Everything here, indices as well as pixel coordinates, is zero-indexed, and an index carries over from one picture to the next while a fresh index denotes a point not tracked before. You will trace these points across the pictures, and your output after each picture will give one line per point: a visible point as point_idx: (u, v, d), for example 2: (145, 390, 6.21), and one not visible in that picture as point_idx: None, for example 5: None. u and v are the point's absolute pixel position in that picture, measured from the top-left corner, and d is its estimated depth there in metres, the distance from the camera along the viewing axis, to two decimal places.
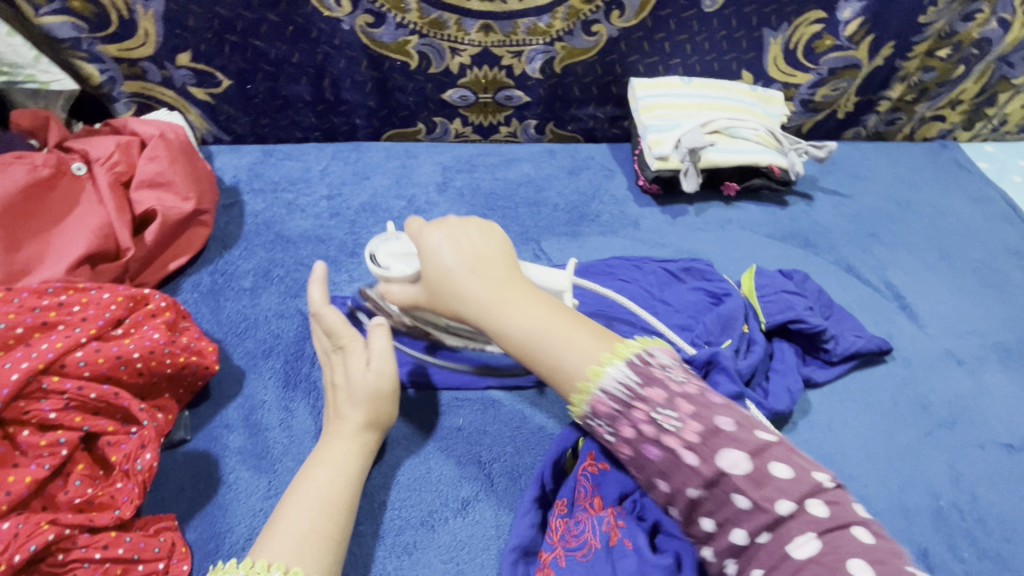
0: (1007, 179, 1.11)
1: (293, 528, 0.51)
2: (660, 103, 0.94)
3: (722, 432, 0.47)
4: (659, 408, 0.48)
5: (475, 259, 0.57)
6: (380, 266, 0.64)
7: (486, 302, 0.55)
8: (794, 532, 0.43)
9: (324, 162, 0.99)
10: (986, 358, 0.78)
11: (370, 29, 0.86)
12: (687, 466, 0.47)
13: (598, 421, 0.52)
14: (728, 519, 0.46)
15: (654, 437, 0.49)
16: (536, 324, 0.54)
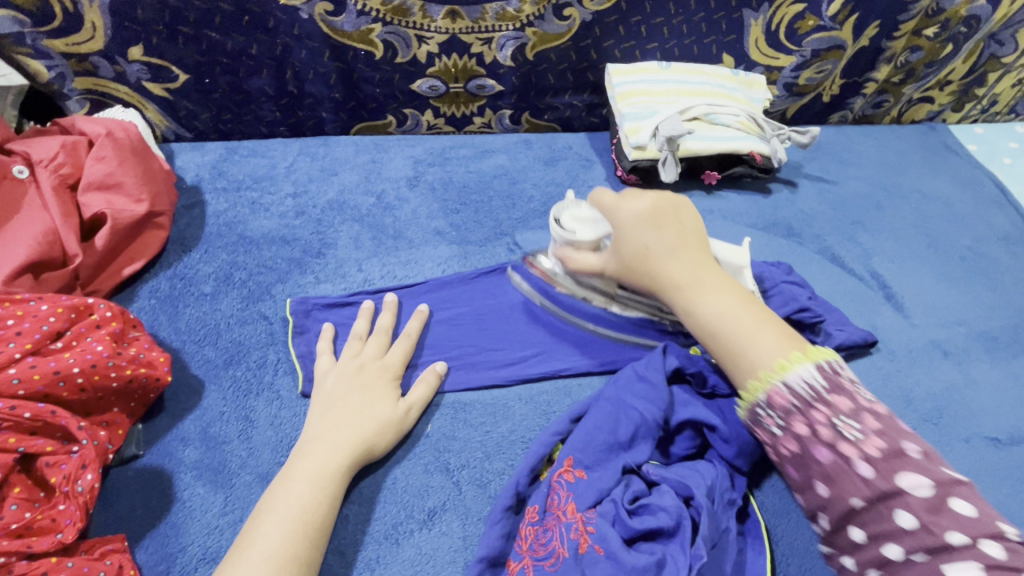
0: (996, 162, 1.08)
1: (272, 550, 0.51)
2: (638, 90, 0.90)
3: (909, 454, 0.46)
4: (845, 416, 0.48)
5: (667, 245, 0.62)
6: (565, 230, 0.68)
7: (693, 294, 0.59)
8: (958, 564, 0.41)
9: (290, 158, 0.95)
10: (973, 348, 0.76)
11: (330, 17, 0.82)
12: (859, 476, 0.46)
13: (764, 412, 0.51)
14: (883, 535, 0.44)
15: (829, 441, 0.48)
16: (758, 314, 0.56)
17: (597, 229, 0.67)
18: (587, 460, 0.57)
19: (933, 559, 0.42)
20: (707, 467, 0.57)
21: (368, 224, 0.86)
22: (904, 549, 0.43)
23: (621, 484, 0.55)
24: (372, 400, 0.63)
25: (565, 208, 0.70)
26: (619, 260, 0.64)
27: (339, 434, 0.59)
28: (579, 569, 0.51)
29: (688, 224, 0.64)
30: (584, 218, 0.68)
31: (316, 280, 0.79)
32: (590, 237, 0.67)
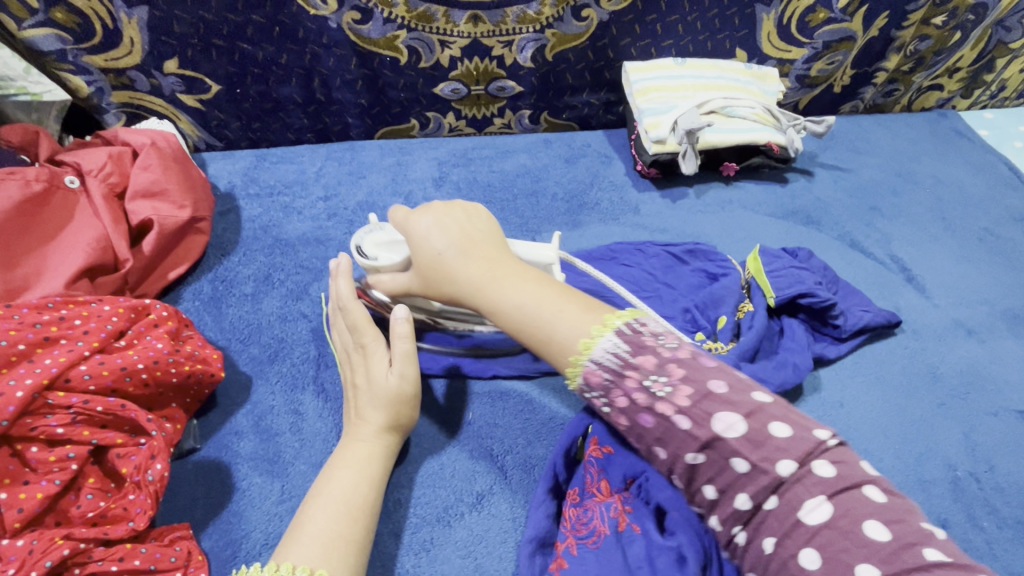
0: (1007, 145, 1.09)
1: (322, 531, 0.51)
2: (655, 85, 0.93)
3: (717, 395, 0.46)
4: (654, 374, 0.48)
5: (457, 245, 0.57)
6: (369, 258, 0.65)
7: (491, 289, 0.55)
8: (846, 494, 0.41)
9: (318, 164, 0.98)
10: (996, 325, 0.77)
11: (357, 25, 0.85)
12: (682, 431, 0.46)
13: (593, 393, 0.51)
14: (728, 485, 0.45)
15: (648, 405, 0.48)
16: (541, 305, 0.53)
17: (394, 253, 0.64)
18: (616, 438, 0.60)
19: (781, 499, 0.42)
20: None
21: None
22: (750, 495, 0.43)
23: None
24: (374, 376, 0.62)
25: (365, 237, 0.67)
26: (419, 277, 0.59)
27: (365, 420, 0.61)
28: (620, 544, 0.52)
29: (479, 223, 0.60)
30: (386, 243, 0.65)
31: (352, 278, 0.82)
32: (389, 262, 0.64)
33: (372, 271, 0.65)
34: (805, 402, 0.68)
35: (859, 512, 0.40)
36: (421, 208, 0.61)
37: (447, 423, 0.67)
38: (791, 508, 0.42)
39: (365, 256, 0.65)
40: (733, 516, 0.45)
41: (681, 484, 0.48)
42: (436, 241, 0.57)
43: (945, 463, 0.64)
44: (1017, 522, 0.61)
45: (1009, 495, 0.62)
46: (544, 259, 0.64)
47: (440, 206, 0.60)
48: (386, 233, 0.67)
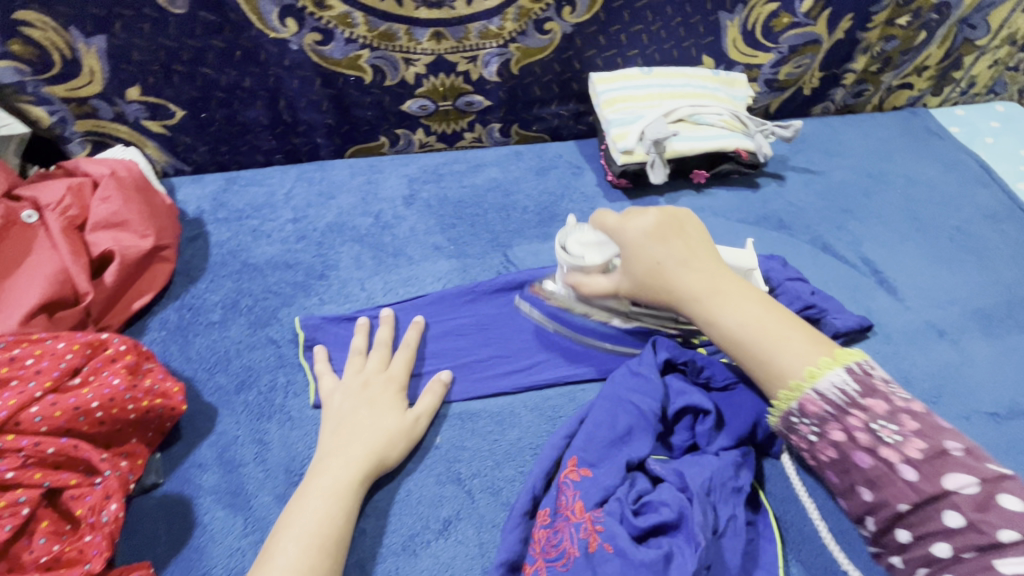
0: (979, 142, 1.10)
1: (287, 566, 0.51)
2: (622, 96, 0.93)
3: (953, 453, 0.45)
4: (881, 421, 0.48)
5: (678, 257, 0.60)
6: (573, 254, 0.69)
7: (711, 306, 0.58)
8: (1011, 562, 0.40)
9: (288, 185, 0.97)
10: (967, 326, 0.77)
11: (318, 46, 0.85)
12: (903, 480, 0.46)
13: (799, 420, 0.52)
14: (929, 535, 0.45)
15: (869, 446, 0.48)
16: (768, 327, 0.55)
17: (604, 252, 0.68)
18: (591, 457, 0.60)
19: (981, 560, 0.42)
20: (708, 460, 0.59)
21: (368, 243, 0.89)
22: (951, 546, 0.43)
23: (626, 479, 0.58)
24: (383, 409, 0.65)
25: (569, 235, 0.71)
26: (631, 279, 0.63)
27: (347, 448, 0.61)
28: (591, 567, 0.52)
29: (699, 233, 0.63)
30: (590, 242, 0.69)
31: (320, 301, 0.81)
32: (598, 261, 0.68)
33: (573, 269, 0.69)
34: None
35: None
36: (626, 215, 0.66)
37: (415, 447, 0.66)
38: (991, 562, 0.41)
39: (569, 254, 0.69)
40: (921, 561, 0.45)
41: (874, 526, 0.48)
42: (653, 247, 0.61)
43: None
44: None
45: None
46: (746, 263, 0.70)
47: (654, 216, 0.63)
48: (590, 232, 0.70)
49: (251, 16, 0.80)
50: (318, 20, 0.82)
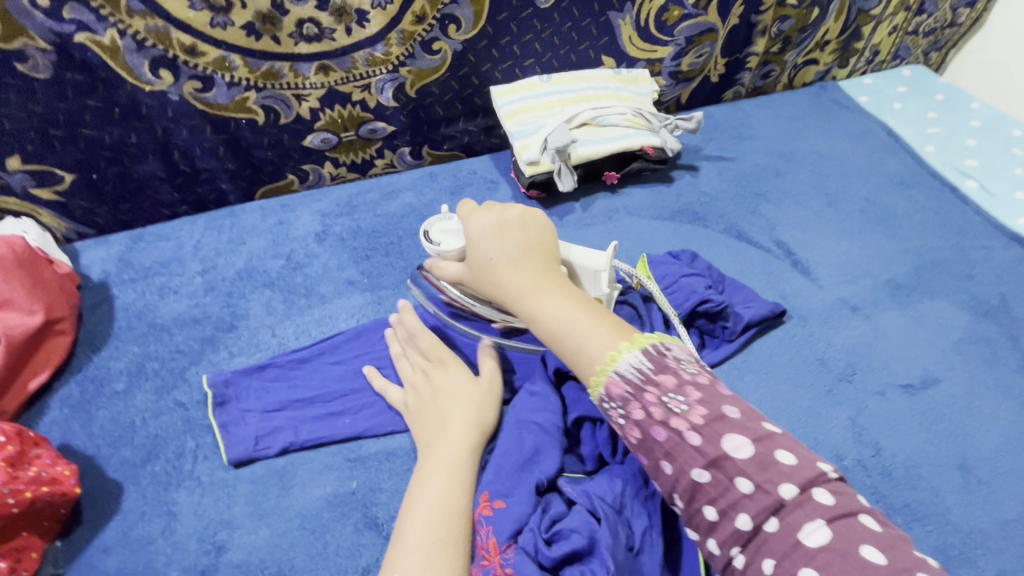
0: (887, 109, 1.11)
1: (421, 537, 0.52)
2: (522, 107, 0.92)
3: (730, 416, 0.47)
4: (672, 392, 0.49)
5: (503, 253, 0.59)
6: (432, 242, 0.67)
7: (530, 301, 0.56)
8: (801, 519, 0.43)
9: (196, 236, 0.94)
10: (879, 298, 0.77)
11: (200, 94, 0.83)
12: (692, 447, 0.47)
13: (608, 404, 0.51)
14: (730, 506, 0.45)
15: (664, 419, 0.48)
16: (571, 318, 0.54)
17: (461, 241, 0.66)
18: (502, 488, 0.58)
19: (780, 522, 0.43)
20: (617, 470, 0.60)
21: (279, 287, 0.87)
22: (750, 516, 0.44)
23: (536, 507, 0.56)
24: (453, 384, 0.66)
25: (435, 224, 0.69)
26: (473, 274, 0.61)
27: (445, 427, 0.62)
28: None
29: (528, 231, 0.61)
30: (451, 230, 0.67)
31: (230, 354, 0.78)
32: (454, 247, 0.66)
33: (436, 255, 0.68)
34: None
35: (858, 536, 0.41)
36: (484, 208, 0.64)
37: (330, 496, 0.65)
38: (789, 529, 0.43)
39: (430, 241, 0.68)
40: (729, 536, 0.45)
41: (682, 503, 0.48)
42: (482, 245, 0.60)
43: (832, 453, 0.62)
44: (907, 506, 0.58)
45: (896, 478, 0.60)
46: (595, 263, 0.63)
47: (484, 218, 0.62)
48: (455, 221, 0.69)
49: (121, 72, 0.78)
50: (194, 68, 0.80)
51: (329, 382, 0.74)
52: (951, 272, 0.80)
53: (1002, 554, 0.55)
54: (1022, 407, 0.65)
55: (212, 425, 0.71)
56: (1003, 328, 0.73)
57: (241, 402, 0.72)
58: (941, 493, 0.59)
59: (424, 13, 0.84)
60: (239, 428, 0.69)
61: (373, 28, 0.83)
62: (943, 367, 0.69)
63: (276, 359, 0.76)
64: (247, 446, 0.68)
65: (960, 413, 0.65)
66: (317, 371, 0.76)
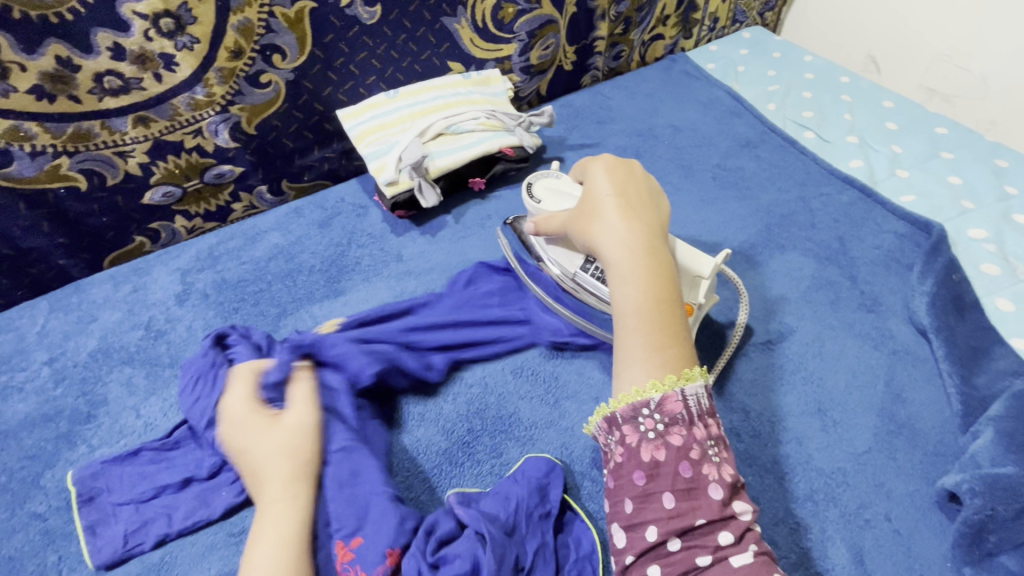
0: (733, 73, 1.16)
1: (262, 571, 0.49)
2: (372, 127, 0.90)
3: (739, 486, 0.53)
4: (710, 441, 0.53)
5: (626, 212, 0.62)
6: (535, 199, 0.74)
7: (619, 276, 0.59)
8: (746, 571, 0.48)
9: (39, 321, 0.85)
10: (737, 261, 0.81)
11: (0, 169, 0.74)
12: (708, 495, 0.50)
13: (649, 415, 0.53)
14: (700, 546, 0.49)
15: (697, 458, 0.51)
16: (666, 313, 0.57)
17: (563, 200, 0.71)
18: (352, 525, 0.55)
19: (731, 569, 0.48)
20: (514, 492, 0.58)
21: (140, 361, 0.80)
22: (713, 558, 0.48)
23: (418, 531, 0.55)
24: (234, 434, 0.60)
25: (545, 180, 0.75)
26: (578, 214, 0.66)
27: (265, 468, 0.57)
28: None
29: (649, 195, 0.64)
30: (556, 189, 0.72)
31: (90, 448, 0.72)
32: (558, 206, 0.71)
33: (535, 211, 0.74)
34: (565, 410, 0.70)
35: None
36: (604, 160, 0.68)
37: None
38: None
39: (532, 198, 0.74)
40: (679, 566, 0.48)
41: (654, 535, 0.49)
42: (605, 184, 0.64)
43: None
44: (776, 461, 0.61)
45: (765, 436, 0.63)
46: (699, 265, 0.65)
47: (608, 158, 0.68)
48: (556, 178, 0.74)
49: None
50: None
51: (208, 456, 0.68)
52: (798, 224, 0.85)
53: (859, 487, 0.59)
54: (865, 341, 0.70)
55: (78, 526, 0.64)
56: (845, 270, 0.78)
57: (110, 495, 0.65)
58: (804, 440, 0.62)
59: (241, 47, 0.79)
60: (108, 527, 0.63)
61: (184, 71, 0.77)
62: (797, 317, 0.73)
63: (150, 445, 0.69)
64: (113, 545, 0.62)
65: (813, 358, 0.69)
66: (194, 447, 0.69)
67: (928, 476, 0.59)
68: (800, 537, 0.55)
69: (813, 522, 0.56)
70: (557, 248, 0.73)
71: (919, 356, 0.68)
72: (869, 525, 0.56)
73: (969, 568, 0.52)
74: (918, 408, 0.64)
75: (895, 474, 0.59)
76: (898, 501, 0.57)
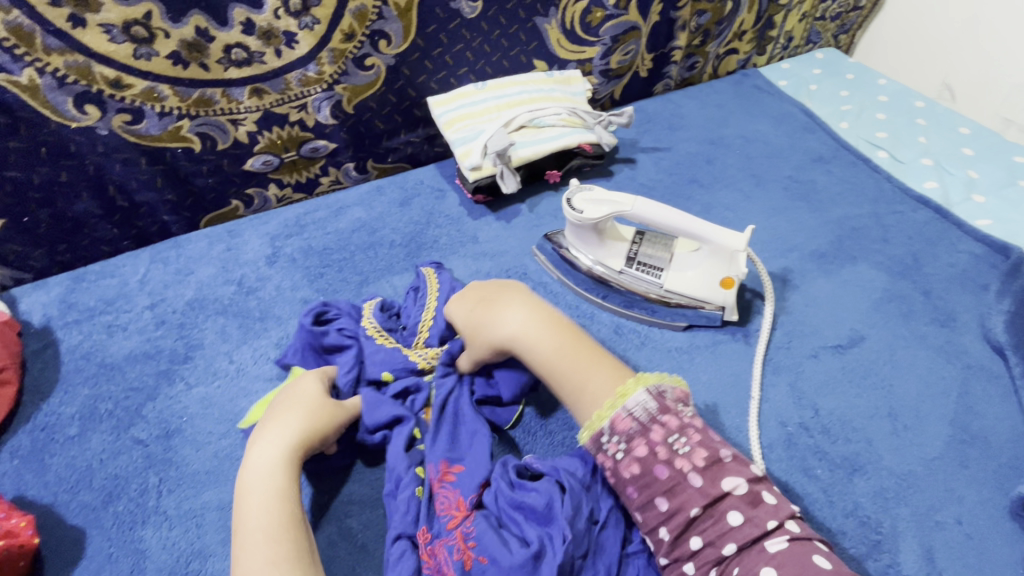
0: (805, 91, 1.18)
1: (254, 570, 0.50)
2: (460, 115, 0.95)
3: (725, 459, 0.52)
4: (673, 435, 0.53)
5: (480, 306, 0.67)
6: (575, 210, 0.75)
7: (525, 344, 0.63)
8: (776, 542, 0.48)
9: (142, 270, 0.92)
10: (807, 268, 0.82)
11: (131, 126, 0.81)
12: (692, 486, 0.51)
13: (609, 440, 0.54)
14: (717, 535, 0.49)
15: (666, 458, 0.52)
16: (576, 351, 0.61)
17: (602, 208, 0.74)
18: (457, 454, 0.62)
19: (755, 546, 0.48)
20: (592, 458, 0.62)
21: (232, 313, 0.86)
22: (735, 544, 0.48)
23: (502, 467, 0.60)
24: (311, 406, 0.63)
25: (576, 190, 0.77)
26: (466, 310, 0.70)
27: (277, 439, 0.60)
28: None
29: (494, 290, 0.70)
30: (593, 198, 0.75)
31: (187, 386, 0.78)
32: (598, 215, 0.74)
33: (576, 222, 0.76)
34: None
35: (813, 549, 0.47)
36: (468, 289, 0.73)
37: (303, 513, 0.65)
38: (762, 551, 0.48)
39: (572, 209, 0.76)
40: (707, 560, 0.49)
41: (667, 535, 0.51)
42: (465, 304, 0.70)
43: (777, 422, 0.66)
44: (845, 459, 0.62)
45: (834, 434, 0.64)
46: (734, 244, 0.69)
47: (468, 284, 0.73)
48: (592, 188, 0.76)
49: (42, 110, 0.76)
50: (120, 101, 0.79)
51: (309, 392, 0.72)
52: (869, 238, 0.86)
53: (929, 491, 0.59)
54: (938, 354, 0.71)
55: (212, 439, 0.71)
56: (917, 284, 0.79)
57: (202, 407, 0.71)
58: (874, 441, 0.63)
59: (353, 31, 0.85)
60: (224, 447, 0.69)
61: (302, 49, 0.84)
62: (868, 325, 0.75)
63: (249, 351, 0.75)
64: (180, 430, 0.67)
65: (884, 365, 0.70)
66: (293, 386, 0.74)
67: (1001, 487, 0.59)
68: (870, 531, 0.57)
69: (882, 519, 0.58)
70: (599, 250, 0.78)
71: (994, 373, 0.68)
72: (940, 526, 0.57)
73: None
74: (991, 421, 0.64)
75: (966, 481, 0.60)
76: (970, 507, 0.58)
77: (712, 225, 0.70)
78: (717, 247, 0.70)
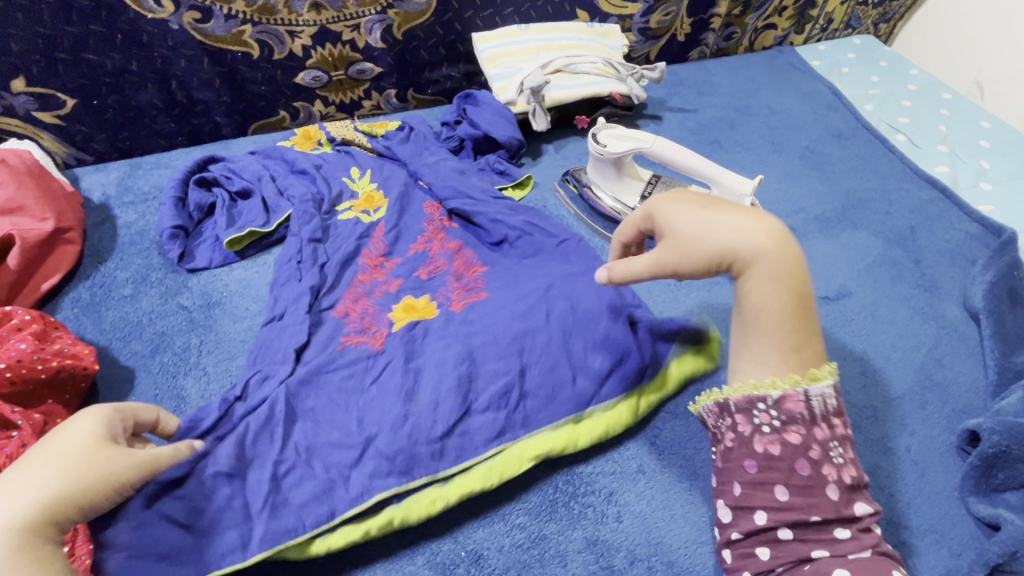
0: (836, 72, 1.21)
1: None
2: (501, 52, 1.00)
3: (863, 488, 0.50)
4: (834, 441, 0.50)
5: (722, 217, 0.50)
6: (599, 144, 0.81)
7: (743, 280, 0.51)
8: (863, 565, 0.46)
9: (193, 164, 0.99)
10: (810, 229, 0.87)
11: (199, 24, 0.88)
12: (827, 495, 0.48)
13: (766, 410, 0.50)
14: (814, 541, 0.47)
15: (816, 458, 0.48)
16: (800, 318, 0.50)
17: (624, 144, 0.80)
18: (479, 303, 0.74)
19: (845, 564, 0.46)
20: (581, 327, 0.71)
21: None
22: (829, 556, 0.46)
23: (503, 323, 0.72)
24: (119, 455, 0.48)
25: (603, 126, 0.83)
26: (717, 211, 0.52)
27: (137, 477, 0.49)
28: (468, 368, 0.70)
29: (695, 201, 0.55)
30: (617, 134, 0.81)
31: (229, 267, 0.86)
32: (619, 149, 0.80)
33: (598, 154, 0.82)
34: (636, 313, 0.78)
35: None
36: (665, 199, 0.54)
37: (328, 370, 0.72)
38: (850, 570, 0.46)
39: (596, 143, 0.82)
40: (790, 556, 0.47)
41: (762, 519, 0.48)
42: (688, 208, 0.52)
43: None
44: None
45: None
46: (741, 188, 0.75)
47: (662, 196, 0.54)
48: (617, 126, 0.82)
49: None
50: None
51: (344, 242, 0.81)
52: (873, 209, 0.91)
53: (885, 422, 0.66)
54: (916, 314, 0.76)
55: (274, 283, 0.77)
56: (910, 253, 0.84)
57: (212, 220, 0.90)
58: (844, 378, 0.70)
59: None
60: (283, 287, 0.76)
61: None
62: (856, 283, 0.80)
63: (261, 187, 0.90)
64: (176, 226, 0.86)
65: (864, 318, 0.76)
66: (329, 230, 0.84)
67: (951, 426, 0.66)
68: None
69: None
70: (615, 185, 0.85)
71: (965, 335, 0.74)
72: (889, 451, 0.63)
73: (974, 498, 0.59)
74: (955, 373, 0.70)
75: (921, 419, 0.66)
76: (919, 439, 0.65)
77: (723, 168, 0.75)
78: (725, 190, 0.76)
